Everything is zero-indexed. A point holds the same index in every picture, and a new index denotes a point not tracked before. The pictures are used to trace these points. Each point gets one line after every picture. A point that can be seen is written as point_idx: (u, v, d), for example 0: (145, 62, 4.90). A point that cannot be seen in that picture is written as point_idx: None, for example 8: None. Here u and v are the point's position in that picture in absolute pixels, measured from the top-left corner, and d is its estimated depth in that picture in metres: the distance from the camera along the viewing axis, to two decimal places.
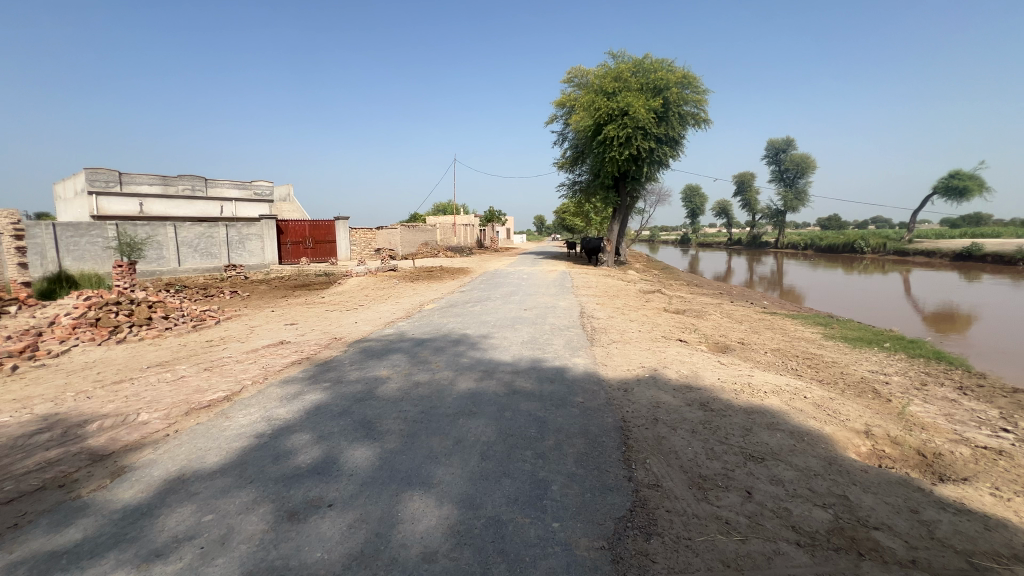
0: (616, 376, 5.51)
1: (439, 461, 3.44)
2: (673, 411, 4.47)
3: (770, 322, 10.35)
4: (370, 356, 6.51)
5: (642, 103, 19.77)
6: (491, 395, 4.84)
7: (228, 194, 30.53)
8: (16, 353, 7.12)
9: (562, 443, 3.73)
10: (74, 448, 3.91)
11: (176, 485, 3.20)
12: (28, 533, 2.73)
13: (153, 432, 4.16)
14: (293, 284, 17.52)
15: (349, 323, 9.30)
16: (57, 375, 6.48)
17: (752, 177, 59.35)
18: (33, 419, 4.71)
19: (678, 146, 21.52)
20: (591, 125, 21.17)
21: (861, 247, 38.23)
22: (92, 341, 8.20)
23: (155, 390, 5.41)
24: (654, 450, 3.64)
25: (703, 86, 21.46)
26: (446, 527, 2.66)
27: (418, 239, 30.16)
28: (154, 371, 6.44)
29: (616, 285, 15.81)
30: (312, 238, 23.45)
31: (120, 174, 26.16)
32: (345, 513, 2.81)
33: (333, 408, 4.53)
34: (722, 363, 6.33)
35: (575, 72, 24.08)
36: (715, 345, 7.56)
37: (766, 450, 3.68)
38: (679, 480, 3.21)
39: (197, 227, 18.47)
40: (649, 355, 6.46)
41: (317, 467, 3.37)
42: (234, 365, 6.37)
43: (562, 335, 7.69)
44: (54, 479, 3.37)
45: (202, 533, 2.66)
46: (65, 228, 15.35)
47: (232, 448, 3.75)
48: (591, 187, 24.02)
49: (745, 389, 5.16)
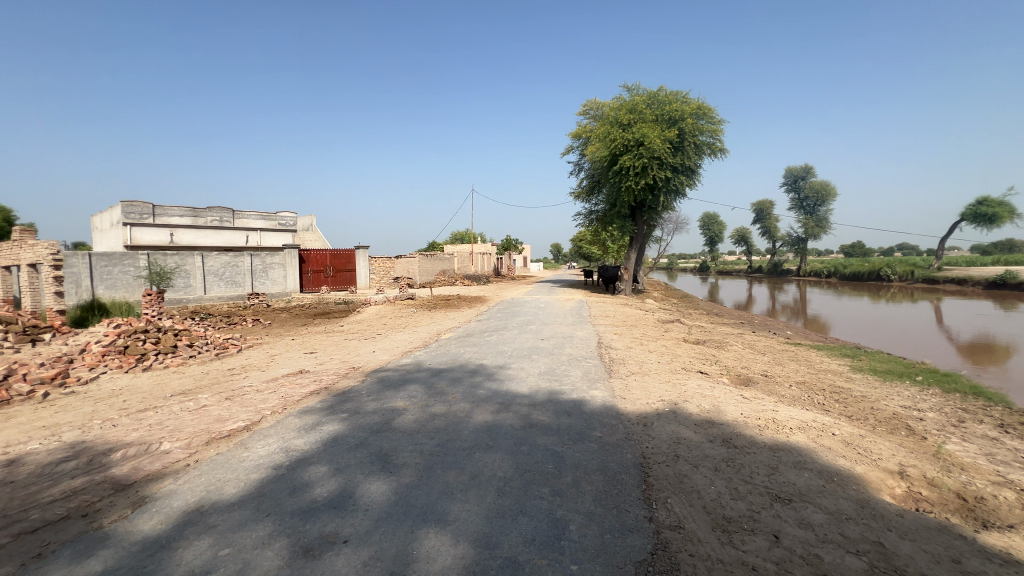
0: (635, 410, 5.40)
1: (454, 497, 3.39)
2: (695, 447, 4.34)
3: (793, 354, 10.05)
4: (387, 386, 6.52)
5: (658, 133, 20.03)
6: (507, 428, 4.79)
7: (253, 225, 31.78)
8: (48, 380, 7.35)
9: (579, 480, 3.65)
10: (97, 478, 3.97)
11: (194, 517, 3.22)
12: (51, 564, 2.77)
13: (175, 461, 4.22)
14: (314, 312, 17.83)
15: (366, 353, 9.37)
16: (85, 403, 6.64)
17: (770, 205, 58.71)
18: (60, 447, 4.81)
19: (694, 175, 21.67)
20: (607, 155, 21.43)
21: (888, 275, 37.14)
22: (120, 369, 8.41)
23: (178, 419, 5.49)
24: (676, 489, 3.54)
25: (717, 116, 21.75)
26: (462, 567, 2.61)
27: (436, 268, 30.63)
28: (177, 399, 6.56)
29: (634, 314, 15.68)
30: (333, 266, 23.97)
31: (153, 206, 27.39)
32: (359, 551, 2.78)
33: (350, 440, 4.53)
34: (745, 397, 6.13)
35: (591, 105, 24.70)
36: (737, 378, 7.36)
37: (793, 491, 3.54)
38: (702, 522, 3.10)
39: (223, 256, 19.09)
40: (668, 388, 6.33)
41: (332, 502, 3.36)
42: (254, 395, 6.44)
43: (580, 366, 7.59)
44: (78, 509, 3.43)
45: (217, 568, 2.66)
46: (99, 258, 16.00)
47: (249, 480, 3.78)
48: (607, 216, 24.12)
49: (770, 424, 5.00)
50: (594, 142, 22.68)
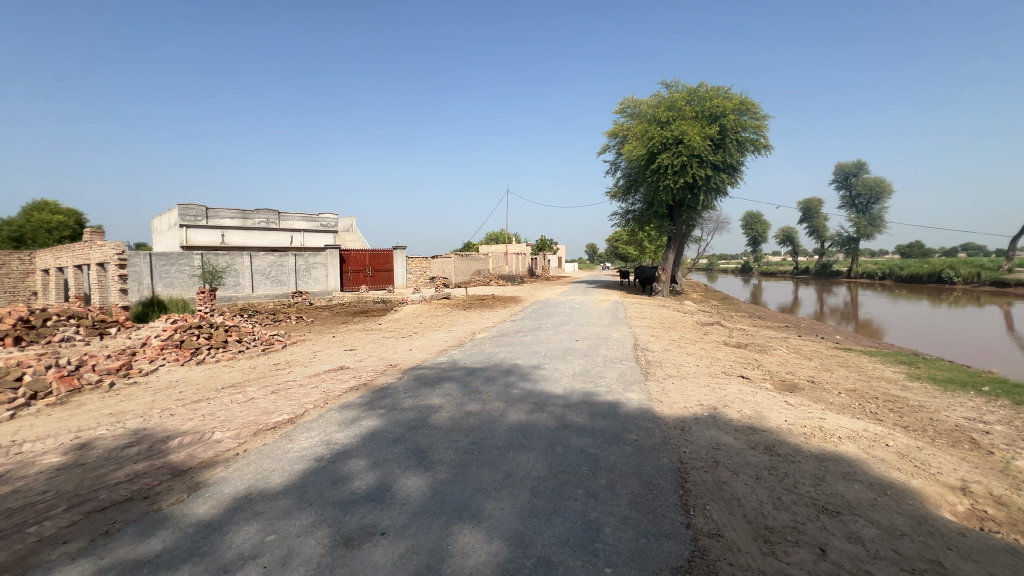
0: (672, 414, 5.28)
1: (489, 495, 3.43)
2: (736, 454, 4.21)
3: (843, 359, 9.54)
4: (423, 384, 6.66)
5: (698, 130, 19.51)
6: (542, 428, 4.79)
7: (297, 226, 33.15)
8: (114, 370, 7.93)
9: (614, 483, 3.61)
10: (157, 463, 4.26)
11: (243, 504, 3.40)
12: (117, 541, 2.99)
13: (225, 450, 4.46)
14: (354, 311, 18.38)
15: (403, 351, 9.59)
16: (146, 393, 7.11)
17: (818, 203, 56.01)
18: (125, 433, 5.19)
19: (736, 173, 20.97)
20: (645, 154, 21.02)
21: (950, 277, 34.78)
22: (176, 362, 8.95)
23: (229, 410, 5.81)
24: (714, 495, 3.44)
25: (761, 111, 20.97)
26: (496, 564, 2.64)
27: (470, 268, 31.00)
28: (228, 391, 6.93)
29: (671, 316, 15.36)
30: (372, 266, 24.64)
31: (206, 209, 28.99)
32: (397, 543, 2.85)
33: (388, 435, 4.66)
34: (789, 403, 5.89)
35: (628, 103, 24.37)
36: (781, 384, 7.08)
37: (841, 503, 3.37)
38: (743, 531, 3.00)
39: (270, 256, 20.00)
40: (707, 393, 6.16)
41: (371, 495, 3.46)
42: (297, 389, 6.72)
43: (615, 368, 7.51)
44: (139, 491, 3.68)
45: (265, 552, 2.79)
46: (159, 258, 17.03)
47: (293, 470, 3.94)
48: (644, 216, 23.68)
49: (817, 432, 4.77)
50: (631, 140, 22.31)
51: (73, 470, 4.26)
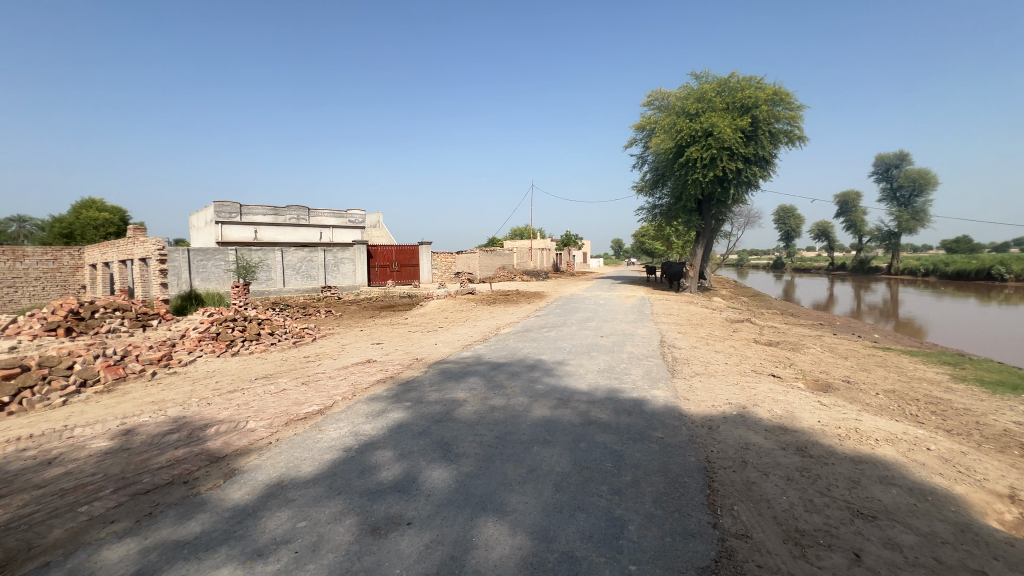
0: (700, 412, 5.18)
1: (513, 489, 3.45)
2: (766, 454, 4.11)
3: (881, 359, 9.15)
4: (448, 378, 6.74)
5: (728, 122, 18.98)
6: (566, 424, 4.78)
7: (326, 222, 33.93)
8: (156, 361, 8.31)
9: (639, 480, 3.58)
10: (196, 449, 4.45)
11: (276, 491, 3.52)
12: (159, 522, 3.14)
13: (259, 439, 4.62)
14: (381, 305, 18.73)
15: (429, 345, 9.70)
16: (185, 383, 7.44)
17: (856, 196, 53.71)
18: (166, 421, 5.44)
19: (769, 166, 20.33)
20: (673, 147, 20.61)
21: (1001, 274, 32.86)
22: (213, 354, 9.31)
23: (262, 401, 6.02)
24: (742, 496, 3.37)
25: (796, 102, 20.22)
26: (520, 558, 2.66)
27: (495, 264, 31.15)
28: (261, 382, 7.17)
29: (699, 312, 15.05)
30: (398, 261, 25.00)
31: (240, 206, 29.99)
32: (422, 533, 2.90)
33: (413, 428, 4.74)
34: (822, 403, 5.70)
35: (655, 95, 23.90)
36: (815, 383, 6.85)
37: (878, 508, 3.25)
38: (773, 533, 2.93)
39: (300, 252, 20.53)
40: (736, 391, 6.02)
41: (397, 486, 3.53)
42: (327, 381, 6.90)
43: (641, 364, 7.42)
44: (180, 476, 3.86)
45: (296, 538, 2.89)
46: (196, 254, 17.77)
47: (322, 460, 4.06)
48: (672, 210, 23.23)
49: (852, 434, 4.60)
50: (658, 134, 21.88)
51: (119, 454, 4.50)
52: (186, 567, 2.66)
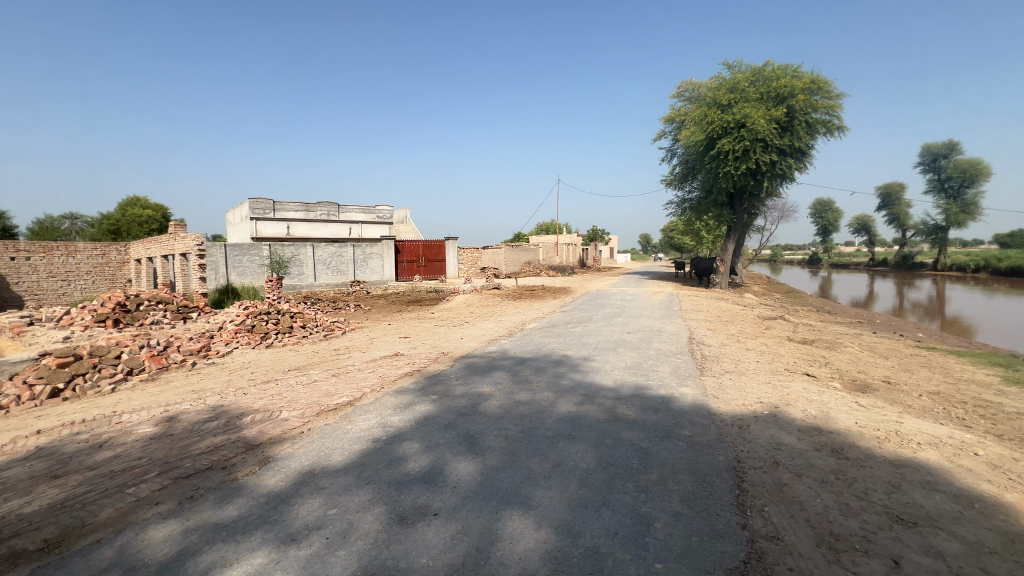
0: (729, 411, 5.07)
1: (538, 483, 3.46)
2: (798, 455, 3.99)
3: (925, 359, 8.73)
4: (474, 372, 6.82)
5: (762, 113, 18.33)
6: (591, 420, 4.75)
7: (355, 218, 34.62)
8: (196, 351, 8.68)
9: (666, 478, 3.53)
10: (233, 437, 4.65)
11: (307, 478, 3.64)
12: (200, 505, 3.29)
13: (292, 428, 4.78)
14: (408, 299, 19.04)
15: (455, 339, 9.79)
16: (222, 373, 7.76)
17: (900, 187, 51.23)
18: (205, 409, 5.69)
19: (805, 157, 19.60)
20: (703, 139, 20.10)
21: None
22: (248, 346, 9.66)
23: (295, 391, 6.23)
24: (773, 497, 3.29)
25: (835, 90, 19.36)
26: (545, 552, 2.67)
27: (521, 259, 31.21)
28: (293, 374, 7.42)
29: (730, 309, 14.70)
30: (425, 257, 25.30)
31: (274, 202, 30.89)
32: (448, 524, 2.95)
33: (440, 420, 4.81)
34: (860, 404, 5.49)
35: (686, 86, 23.31)
36: (852, 383, 6.60)
37: (920, 514, 3.11)
38: (805, 536, 2.85)
39: (330, 247, 21.01)
40: (768, 390, 5.86)
41: (424, 477, 3.60)
42: (356, 373, 7.08)
43: (668, 361, 7.30)
44: (218, 462, 4.04)
45: (327, 525, 2.98)
46: (232, 249, 18.44)
47: (352, 450, 4.17)
48: (702, 204, 22.69)
49: (892, 437, 4.41)
50: (688, 125, 21.35)
51: (162, 440, 4.74)
52: (225, 548, 2.78)
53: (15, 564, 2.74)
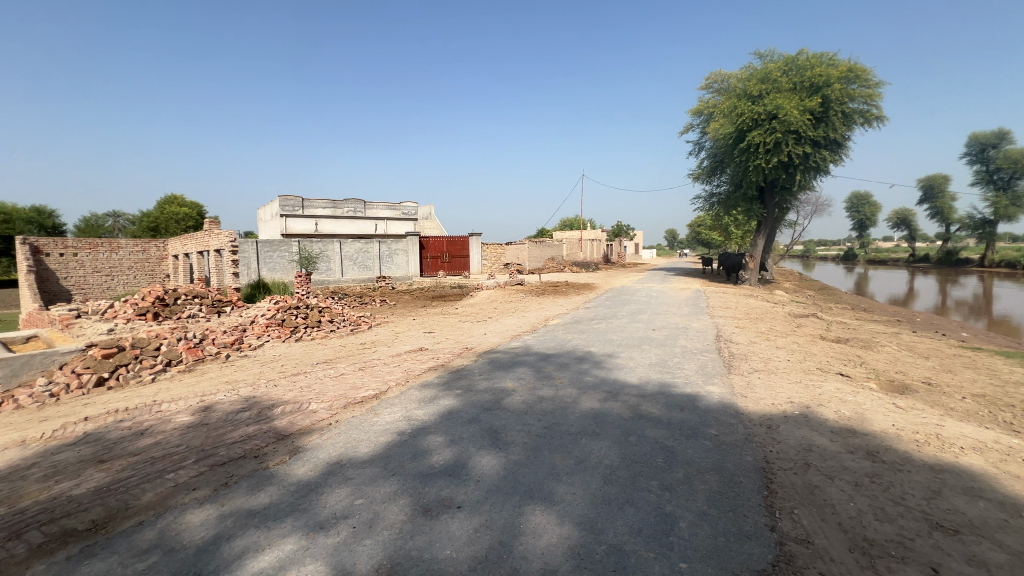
0: (758, 410, 4.95)
1: (561, 479, 3.46)
2: (831, 457, 3.86)
3: (969, 360, 8.31)
4: (497, 367, 6.84)
5: (795, 104, 17.71)
6: (615, 417, 4.71)
7: (381, 215, 35.13)
8: (229, 344, 8.99)
9: (692, 477, 3.48)
10: (265, 427, 4.80)
11: (335, 469, 3.73)
12: (234, 492, 3.42)
13: (320, 420, 4.91)
14: (433, 295, 19.24)
15: (478, 335, 9.84)
16: (254, 365, 8.02)
17: (944, 179, 48.76)
18: (239, 400, 5.90)
19: (841, 149, 18.86)
20: (732, 132, 19.58)
21: None
22: (279, 339, 9.95)
23: (323, 384, 6.39)
24: (804, 499, 3.20)
25: (874, 78, 18.54)
26: (568, 548, 2.66)
27: (544, 255, 31.15)
28: (321, 367, 7.61)
29: (760, 306, 14.32)
30: (449, 253, 25.48)
31: (302, 200, 31.62)
32: (471, 517, 2.98)
33: (463, 415, 4.86)
34: (897, 405, 5.27)
35: (715, 77, 22.74)
36: (889, 384, 6.35)
37: (961, 522, 2.97)
38: (837, 540, 2.76)
39: (357, 243, 21.41)
40: (799, 390, 5.69)
41: (447, 470, 3.64)
42: (382, 367, 7.22)
43: (695, 359, 7.17)
44: (251, 451, 4.18)
45: (353, 515, 3.05)
46: (264, 245, 18.99)
47: (378, 442, 4.25)
48: (730, 198, 22.15)
49: (932, 441, 4.23)
50: (717, 118, 20.83)
51: (198, 429, 4.94)
52: (257, 534, 2.88)
53: (66, 542, 2.91)
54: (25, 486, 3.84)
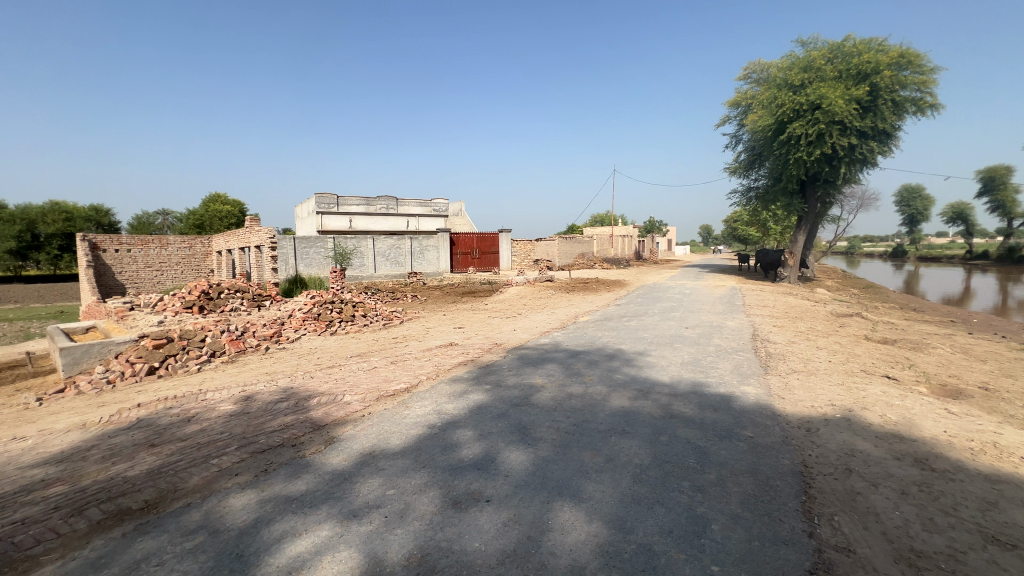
0: (796, 413, 4.77)
1: (590, 476, 3.44)
2: (875, 463, 3.69)
3: None
4: (527, 363, 6.85)
5: (840, 93, 16.87)
6: (646, 416, 4.65)
7: (412, 212, 35.68)
8: (269, 337, 9.36)
9: (725, 480, 3.39)
10: (302, 417, 4.98)
11: (368, 459, 3.83)
12: (273, 479, 3.57)
13: (354, 411, 5.05)
14: (462, 291, 19.42)
15: (507, 331, 9.88)
16: (292, 358, 8.32)
17: (1006, 170, 45.32)
18: (278, 390, 6.15)
19: (890, 140, 17.87)
20: (772, 124, 18.87)
21: None
22: (315, 332, 10.28)
23: (357, 377, 6.57)
24: (844, 506, 3.07)
25: (928, 63, 17.45)
26: (596, 546, 2.65)
27: (575, 251, 30.98)
28: (355, 360, 7.82)
29: (799, 304, 13.79)
30: (479, 249, 25.63)
31: (337, 197, 32.46)
32: (500, 511, 3.01)
33: (493, 410, 4.90)
34: (950, 411, 4.98)
35: (754, 67, 21.95)
36: (941, 388, 6.00)
37: (1020, 536, 2.78)
38: (881, 550, 2.64)
39: (389, 239, 21.82)
40: (841, 392, 5.46)
41: (477, 464, 3.68)
42: (413, 361, 7.36)
43: (729, 359, 6.99)
44: (289, 440, 4.34)
45: (385, 504, 3.13)
46: (300, 242, 19.62)
47: (409, 434, 4.33)
48: (769, 193, 21.34)
49: (988, 449, 3.97)
50: (756, 109, 20.10)
51: (240, 417, 5.17)
52: (295, 520, 2.99)
53: (122, 520, 3.11)
54: (86, 466, 4.13)
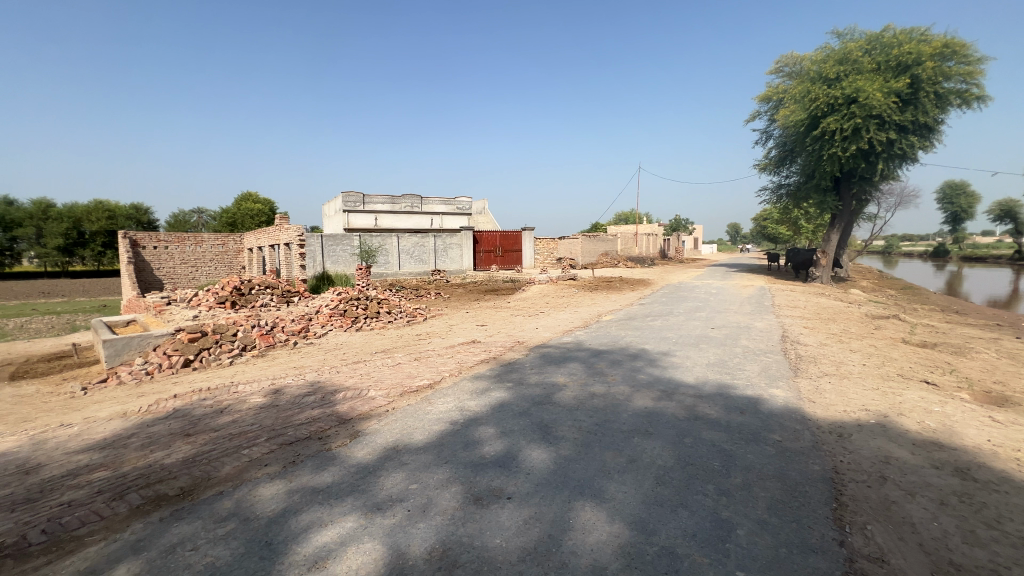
0: (827, 417, 4.62)
1: (612, 477, 3.42)
2: (911, 471, 3.54)
3: None
4: (549, 362, 6.84)
5: (879, 85, 16.20)
6: (670, 417, 4.57)
7: (437, 210, 36.01)
8: (298, 332, 9.61)
9: (752, 484, 3.31)
10: (328, 411, 5.09)
11: (391, 454, 3.90)
12: (301, 470, 3.67)
13: (378, 406, 5.14)
14: (485, 289, 19.49)
15: (530, 329, 9.88)
16: (319, 353, 8.52)
17: None
18: (305, 384, 6.30)
19: (932, 134, 17.10)
20: (805, 118, 18.28)
21: None
22: (341, 328, 10.50)
23: (381, 372, 6.68)
24: (878, 515, 2.96)
25: (975, 53, 16.59)
26: (617, 547, 2.63)
27: (598, 249, 30.72)
28: (380, 356, 7.95)
29: (832, 305, 13.34)
30: (502, 247, 25.67)
31: (363, 196, 33.03)
32: (520, 509, 3.02)
33: (514, 407, 4.91)
34: (995, 419, 4.73)
35: (786, 60, 21.28)
36: (985, 395, 5.71)
37: None
38: (917, 562, 2.54)
39: (413, 237, 22.08)
40: (876, 397, 5.26)
41: (498, 461, 3.70)
42: (436, 358, 7.43)
43: (757, 360, 6.82)
44: (316, 433, 4.45)
45: (408, 498, 3.17)
46: (328, 240, 20.05)
47: (432, 430, 4.38)
48: (801, 190, 20.70)
49: None
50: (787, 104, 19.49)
51: (270, 409, 5.34)
52: (321, 511, 3.07)
53: (159, 505, 3.25)
54: (126, 453, 4.34)
